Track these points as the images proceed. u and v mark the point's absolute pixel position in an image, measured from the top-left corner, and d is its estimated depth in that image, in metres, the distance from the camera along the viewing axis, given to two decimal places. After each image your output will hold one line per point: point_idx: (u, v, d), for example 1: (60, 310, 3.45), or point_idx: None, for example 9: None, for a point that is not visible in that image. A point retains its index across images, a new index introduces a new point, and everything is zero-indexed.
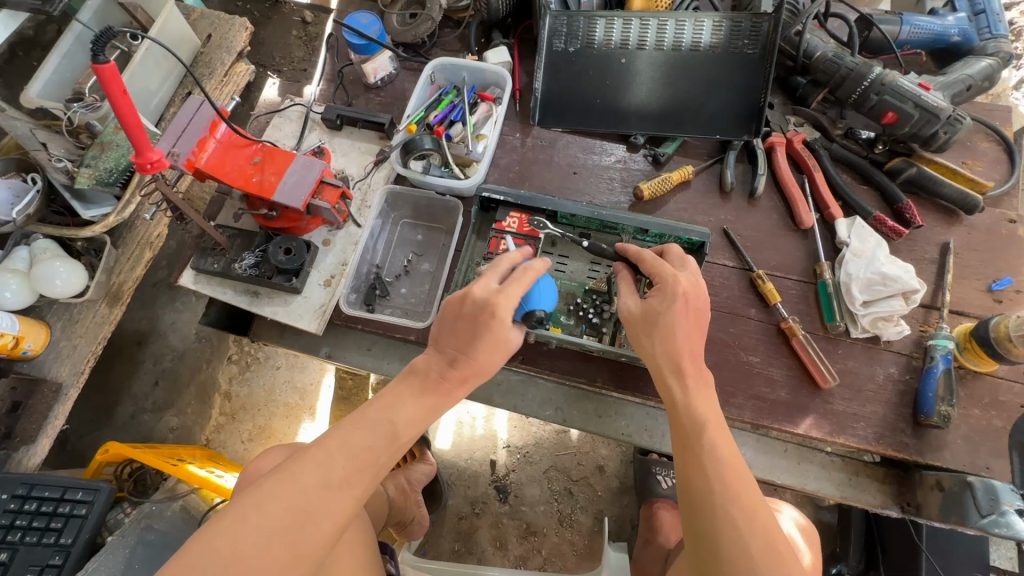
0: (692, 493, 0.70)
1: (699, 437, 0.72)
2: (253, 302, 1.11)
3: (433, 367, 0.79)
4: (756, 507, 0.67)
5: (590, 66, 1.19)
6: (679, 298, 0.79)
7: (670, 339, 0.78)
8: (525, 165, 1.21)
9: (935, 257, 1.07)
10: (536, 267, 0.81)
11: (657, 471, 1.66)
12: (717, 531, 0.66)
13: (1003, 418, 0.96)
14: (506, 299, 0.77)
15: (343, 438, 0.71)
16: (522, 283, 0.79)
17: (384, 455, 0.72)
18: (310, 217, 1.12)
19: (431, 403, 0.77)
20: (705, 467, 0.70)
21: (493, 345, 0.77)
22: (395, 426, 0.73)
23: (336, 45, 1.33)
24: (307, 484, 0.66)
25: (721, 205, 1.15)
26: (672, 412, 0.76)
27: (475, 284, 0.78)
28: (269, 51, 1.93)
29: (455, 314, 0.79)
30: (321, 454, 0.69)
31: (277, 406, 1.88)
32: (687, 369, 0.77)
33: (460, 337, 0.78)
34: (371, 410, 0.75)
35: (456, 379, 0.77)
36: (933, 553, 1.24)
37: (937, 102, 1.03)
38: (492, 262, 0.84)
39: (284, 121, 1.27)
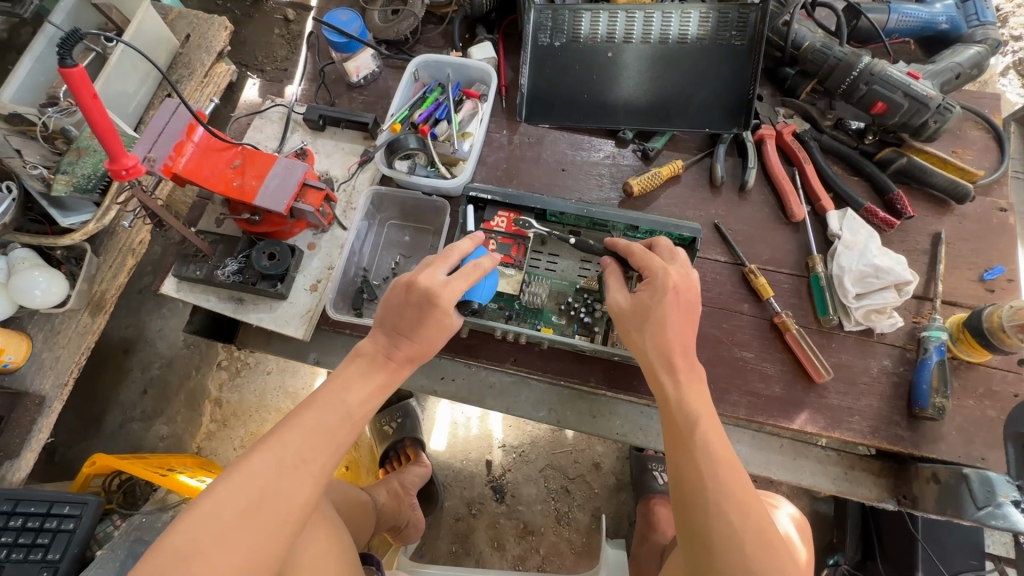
0: (684, 489, 0.68)
1: (691, 433, 0.71)
2: (238, 309, 1.08)
3: (380, 348, 0.78)
4: (750, 504, 0.66)
5: (576, 61, 1.17)
6: (669, 292, 0.78)
7: (661, 333, 0.78)
8: (512, 162, 1.19)
9: (927, 248, 1.06)
10: (485, 264, 0.82)
11: (654, 467, 1.65)
12: (710, 527, 0.65)
13: (997, 408, 0.95)
14: (452, 292, 0.77)
15: (296, 421, 0.69)
16: (470, 276, 0.79)
17: (340, 433, 0.71)
18: (294, 221, 1.09)
19: (380, 381, 0.76)
20: (699, 463, 0.68)
21: (437, 332, 0.78)
22: (347, 404, 0.73)
23: (318, 43, 1.30)
24: (261, 471, 0.65)
25: (711, 200, 1.13)
26: (664, 408, 0.75)
27: (423, 274, 0.78)
28: (250, 50, 1.90)
29: (398, 302, 0.78)
30: (272, 440, 0.67)
31: (269, 412, 1.86)
32: (678, 363, 0.76)
33: (404, 322, 0.77)
34: (324, 391, 0.74)
35: (403, 358, 0.78)
36: (929, 542, 1.24)
37: (926, 91, 1.02)
38: (442, 251, 0.83)
39: (265, 122, 1.24)
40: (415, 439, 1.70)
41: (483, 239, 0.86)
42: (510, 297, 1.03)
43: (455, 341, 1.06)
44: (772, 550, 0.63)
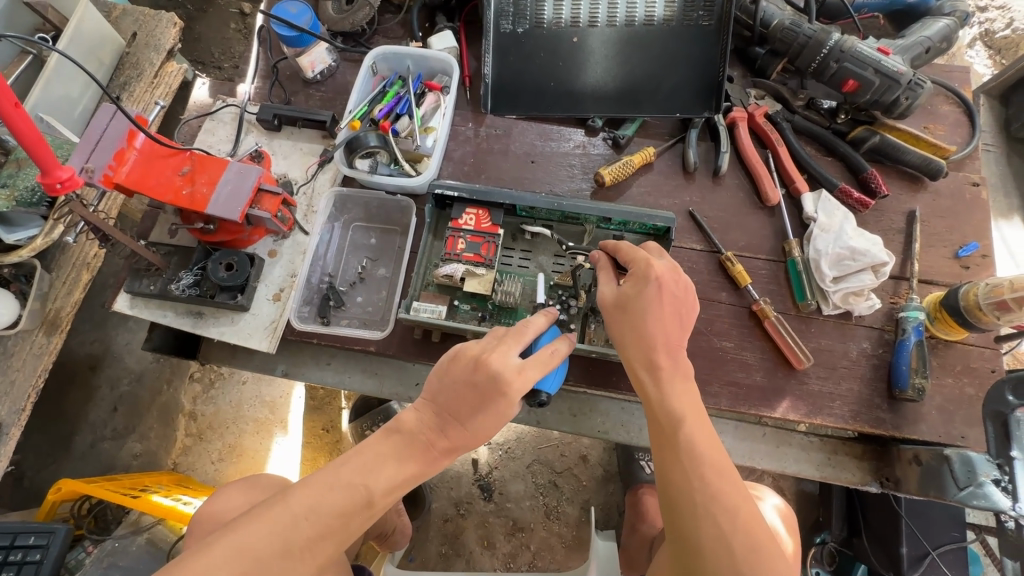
0: (671, 491, 0.67)
1: (675, 433, 0.68)
2: (197, 323, 1.03)
3: (423, 431, 0.73)
4: (739, 507, 0.64)
5: (541, 48, 1.13)
6: (652, 282, 0.77)
7: (640, 326, 0.76)
8: (480, 156, 1.15)
9: (902, 227, 1.05)
10: (561, 349, 0.79)
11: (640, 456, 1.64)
12: (699, 529, 0.63)
13: (975, 385, 0.95)
14: (524, 381, 0.73)
15: (313, 502, 0.65)
16: (544, 363, 0.76)
17: (357, 521, 0.66)
18: (252, 229, 1.03)
19: (411, 470, 0.71)
20: (685, 463, 0.66)
21: (498, 421, 0.74)
22: (371, 493, 0.67)
23: (269, 38, 1.23)
24: (262, 548, 0.61)
25: (685, 186, 1.11)
26: (647, 408, 0.73)
27: (495, 354, 0.74)
28: (205, 46, 1.81)
29: (464, 378, 0.74)
30: (285, 517, 0.63)
31: (246, 423, 1.80)
32: (660, 362, 0.73)
33: (462, 403, 0.73)
34: (349, 466, 0.68)
35: (445, 448, 0.73)
36: (912, 517, 1.25)
37: (897, 67, 1.00)
38: (515, 327, 0.80)
39: (217, 124, 1.17)
40: None
41: (556, 317, 0.83)
42: (482, 297, 1.00)
43: (427, 346, 1.02)
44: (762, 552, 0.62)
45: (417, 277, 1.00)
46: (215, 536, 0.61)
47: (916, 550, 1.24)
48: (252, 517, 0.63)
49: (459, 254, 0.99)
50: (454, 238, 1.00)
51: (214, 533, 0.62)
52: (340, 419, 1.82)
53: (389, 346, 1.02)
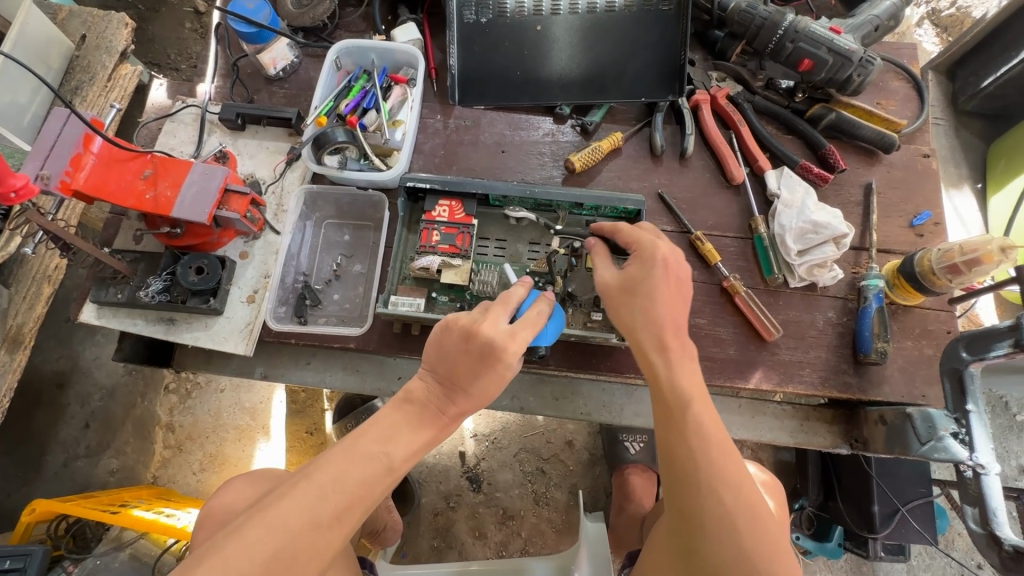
0: (677, 467, 0.67)
1: (684, 414, 0.68)
2: (169, 330, 1.01)
3: (433, 398, 0.75)
4: (744, 486, 0.65)
5: (505, 37, 1.13)
6: (658, 264, 0.77)
7: (649, 306, 0.75)
8: (450, 148, 1.15)
9: (860, 199, 1.09)
10: (545, 306, 0.80)
11: (624, 437, 1.67)
12: (703, 507, 0.64)
13: (933, 345, 1.00)
14: (518, 344, 0.74)
15: (337, 474, 0.65)
16: (533, 325, 0.77)
17: (379, 488, 0.67)
18: (220, 230, 1.01)
19: (427, 436, 0.73)
20: (693, 442, 0.67)
21: (498, 385, 0.75)
22: (392, 459, 0.69)
23: (228, 35, 1.20)
24: (293, 522, 0.61)
25: (653, 169, 1.13)
26: (655, 388, 0.72)
27: (486, 323, 0.74)
28: (161, 47, 1.75)
29: (457, 349, 0.74)
30: (310, 491, 0.63)
31: (227, 431, 1.77)
32: (670, 345, 0.72)
33: (460, 373, 0.74)
34: (365, 438, 0.69)
35: (455, 413, 0.75)
36: (883, 477, 1.32)
37: (849, 45, 1.03)
38: (499, 296, 0.80)
39: (178, 126, 1.14)
40: None
41: (532, 283, 0.84)
42: (460, 287, 1.00)
43: (407, 339, 1.02)
44: (764, 528, 0.63)
45: (393, 270, 1.00)
46: (244, 519, 0.61)
47: (887, 507, 1.31)
48: (276, 497, 0.63)
49: (435, 246, 1.00)
50: (428, 230, 1.00)
51: (242, 518, 0.62)
52: (324, 421, 1.79)
53: (369, 341, 1.02)
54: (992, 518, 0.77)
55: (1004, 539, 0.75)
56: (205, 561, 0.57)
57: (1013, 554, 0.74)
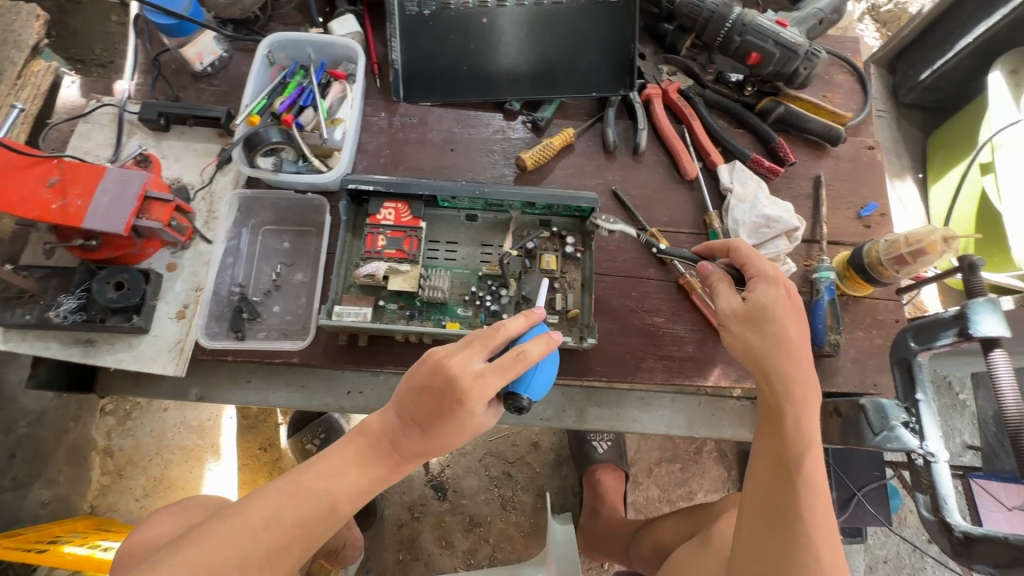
0: (781, 510, 0.71)
1: (798, 463, 0.72)
2: (88, 353, 0.91)
3: (388, 434, 0.69)
4: (834, 539, 0.69)
5: (450, 30, 1.08)
6: (783, 287, 0.79)
7: (783, 341, 0.76)
8: (396, 147, 1.09)
9: (810, 192, 1.10)
10: (531, 353, 0.69)
11: (592, 437, 1.65)
12: (799, 555, 0.68)
13: (883, 335, 1.01)
14: (483, 388, 0.65)
15: (273, 510, 0.64)
16: (512, 369, 0.67)
17: (318, 530, 0.65)
18: (143, 241, 0.92)
19: (376, 475, 0.69)
20: (803, 492, 0.71)
21: (458, 430, 0.67)
22: (333, 498, 0.66)
23: (148, 28, 1.10)
24: (217, 561, 0.61)
25: (606, 166, 1.10)
26: (777, 421, 0.76)
27: (456, 358, 0.66)
28: (83, 42, 1.61)
29: (421, 384, 0.67)
30: (243, 528, 0.63)
31: (172, 452, 1.70)
32: (797, 390, 0.75)
33: (422, 410, 0.67)
34: (312, 472, 0.67)
35: (409, 453, 0.69)
36: (838, 464, 1.35)
37: (794, 38, 1.04)
38: (484, 329, 0.72)
39: (92, 127, 1.04)
40: None
41: (534, 319, 0.76)
42: (410, 294, 0.95)
43: (355, 351, 0.96)
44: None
45: (337, 279, 0.94)
46: (178, 545, 0.63)
47: (843, 493, 1.34)
48: (207, 530, 0.63)
49: (380, 252, 0.95)
50: (373, 235, 0.95)
51: (173, 546, 0.63)
52: (278, 435, 1.73)
53: (313, 355, 0.95)
54: (942, 505, 0.77)
55: (954, 526, 0.76)
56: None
57: (962, 540, 0.75)
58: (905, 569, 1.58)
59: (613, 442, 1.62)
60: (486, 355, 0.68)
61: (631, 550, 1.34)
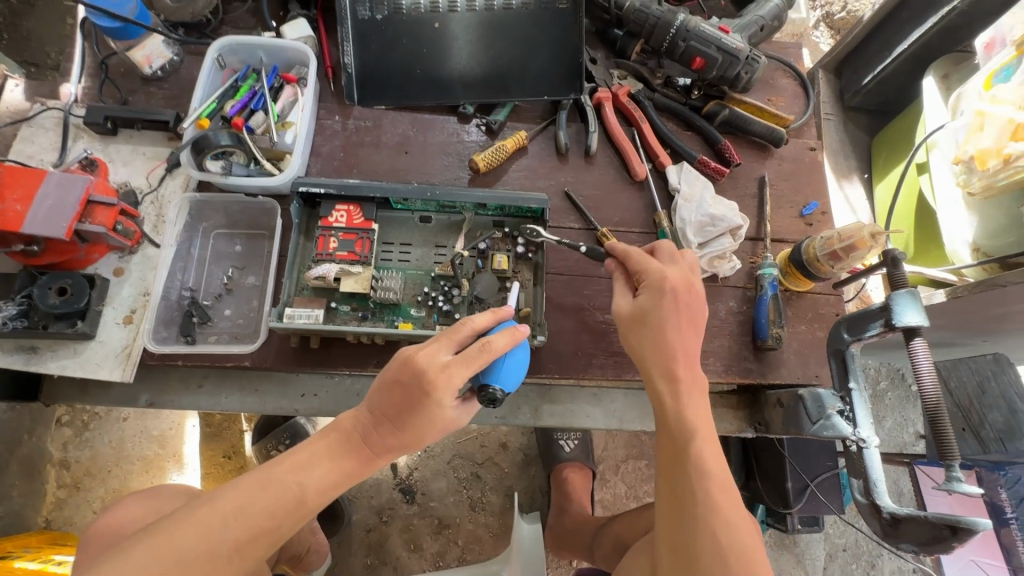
0: (680, 496, 0.74)
1: (686, 448, 0.75)
2: (31, 360, 0.90)
3: (360, 428, 0.69)
4: (736, 521, 0.71)
5: (403, 35, 1.09)
6: (668, 293, 0.81)
7: (660, 335, 0.80)
8: (350, 150, 1.10)
9: (755, 191, 1.14)
10: (497, 344, 0.68)
11: (559, 436, 1.67)
12: (698, 539, 0.70)
13: (824, 328, 1.06)
14: (450, 379, 0.65)
15: (242, 502, 0.61)
16: (479, 361, 0.68)
17: (287, 523, 0.63)
18: (88, 246, 0.91)
19: (347, 469, 0.68)
20: (693, 477, 0.73)
21: (427, 422, 0.67)
22: (303, 492, 0.64)
23: (96, 31, 1.10)
24: (182, 552, 0.58)
25: (559, 168, 1.13)
26: (661, 411, 0.79)
27: (423, 351, 0.66)
28: (37, 44, 1.58)
29: (392, 377, 0.67)
30: (211, 519, 0.60)
31: (133, 462, 1.66)
32: (678, 374, 0.79)
33: (393, 404, 0.67)
34: (283, 465, 0.65)
35: (380, 447, 0.69)
36: (793, 455, 1.39)
37: (735, 44, 1.08)
38: (452, 325, 0.72)
39: (37, 131, 1.02)
40: None
41: (503, 314, 0.76)
42: (362, 296, 0.96)
43: (307, 353, 0.95)
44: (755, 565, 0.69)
45: (288, 281, 0.94)
46: (138, 537, 0.59)
47: (798, 483, 1.38)
48: (174, 520, 0.60)
49: (332, 254, 0.95)
50: (324, 237, 0.95)
51: (132, 537, 0.59)
52: (242, 443, 1.71)
53: (266, 357, 0.95)
54: (873, 488, 0.81)
55: (882, 507, 0.79)
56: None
57: (890, 521, 0.78)
58: (864, 558, 1.63)
59: (579, 440, 1.64)
60: (454, 348, 0.69)
61: (595, 548, 1.35)
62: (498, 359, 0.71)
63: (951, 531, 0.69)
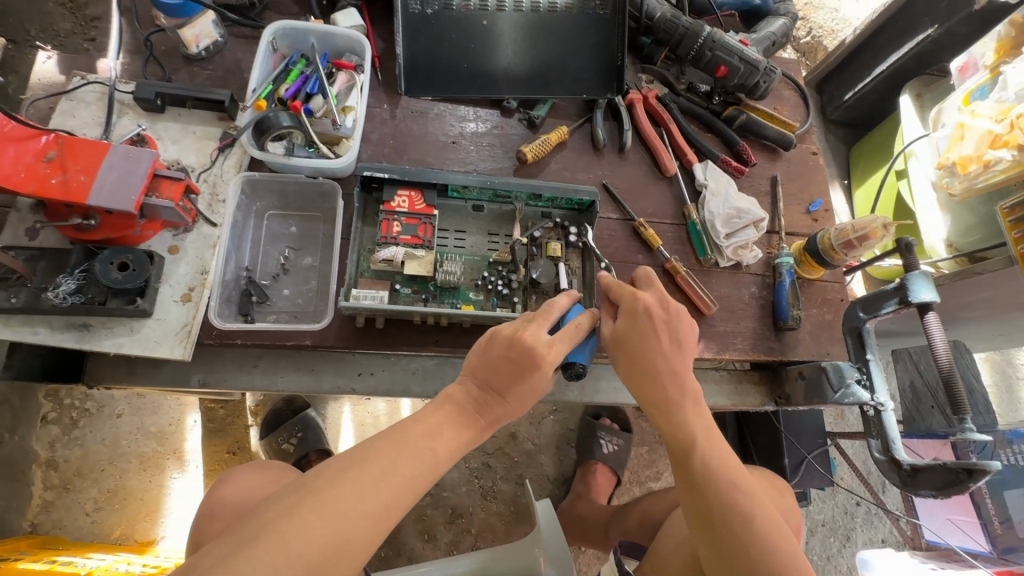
0: (696, 499, 0.81)
1: (689, 456, 0.83)
2: (84, 339, 0.86)
3: (470, 401, 0.81)
4: (754, 514, 0.78)
5: (452, 29, 1.13)
6: (643, 317, 0.88)
7: (645, 361, 0.87)
8: (399, 138, 1.14)
9: (768, 189, 1.26)
10: (584, 324, 0.86)
11: (603, 437, 1.73)
12: (721, 530, 0.78)
13: (832, 312, 1.18)
14: (556, 354, 0.81)
15: (387, 464, 0.70)
16: (572, 338, 0.84)
17: (424, 483, 0.72)
18: (145, 222, 0.89)
19: (465, 436, 0.79)
20: (699, 480, 0.81)
21: (532, 389, 0.82)
22: (437, 456, 0.74)
23: (134, 7, 1.08)
24: (347, 507, 0.65)
25: (596, 162, 1.21)
26: (661, 428, 0.87)
27: (528, 332, 0.81)
28: (19, 21, 1.38)
29: (500, 355, 0.81)
30: (365, 478, 0.68)
31: (129, 460, 1.59)
32: (666, 393, 0.86)
33: (502, 376, 0.81)
34: (414, 433, 0.75)
35: (489, 415, 0.81)
36: (788, 431, 1.53)
37: (755, 55, 1.20)
38: (541, 308, 0.87)
39: (77, 105, 0.99)
40: (322, 451, 1.58)
41: (578, 295, 0.90)
42: (423, 279, 0.99)
43: (370, 333, 0.97)
44: (771, 535, 0.77)
45: (352, 263, 0.97)
46: (296, 500, 0.64)
47: (795, 458, 1.52)
48: (330, 480, 0.67)
49: (395, 238, 0.98)
50: (389, 221, 0.98)
51: (288, 498, 0.65)
52: (248, 438, 1.67)
53: (328, 337, 0.96)
54: (891, 446, 0.93)
55: (902, 461, 0.91)
56: (262, 539, 0.60)
57: (909, 472, 0.90)
58: (840, 530, 1.73)
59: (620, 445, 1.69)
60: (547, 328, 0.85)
61: (612, 529, 1.43)
62: (582, 337, 0.87)
63: (966, 473, 0.81)
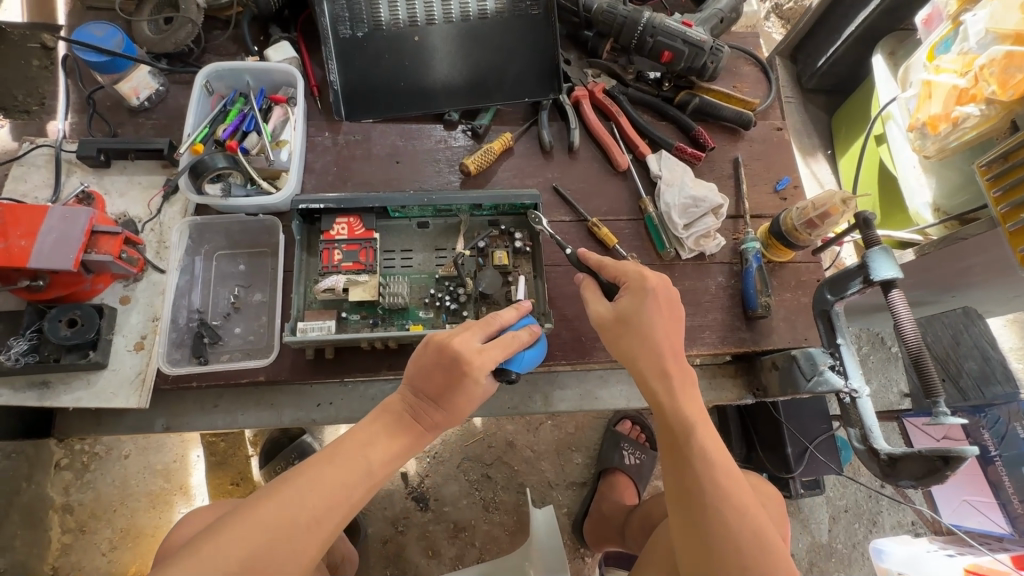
0: (691, 488, 0.76)
1: (688, 440, 0.78)
2: (44, 396, 0.90)
3: (408, 408, 0.80)
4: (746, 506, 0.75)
5: (384, 50, 1.13)
6: (649, 294, 0.84)
7: (649, 342, 0.83)
8: (343, 164, 1.14)
9: (730, 172, 1.21)
10: (521, 336, 0.82)
11: (625, 446, 1.72)
12: (710, 526, 0.74)
13: (808, 294, 1.12)
14: (484, 361, 0.78)
15: (316, 476, 0.70)
16: (506, 346, 0.81)
17: (358, 491, 0.72)
18: (93, 276, 0.91)
19: (403, 442, 0.78)
20: (695, 464, 0.77)
21: (467, 398, 0.80)
22: (370, 463, 0.73)
23: (78, 67, 1.11)
24: (270, 525, 0.65)
25: (545, 165, 1.18)
26: (657, 410, 0.82)
27: (458, 338, 0.78)
28: None
29: (430, 362, 0.79)
30: (292, 492, 0.68)
31: (139, 499, 1.65)
32: (670, 371, 0.82)
33: (434, 383, 0.79)
34: (347, 444, 0.75)
35: (428, 422, 0.80)
36: (789, 420, 1.45)
37: (700, 36, 1.14)
38: (482, 319, 0.85)
39: (28, 169, 1.03)
40: None
41: (526, 308, 0.88)
42: (371, 303, 0.99)
43: (323, 364, 0.98)
44: (751, 531, 0.73)
45: (298, 296, 0.98)
46: (229, 517, 0.66)
47: (797, 447, 1.45)
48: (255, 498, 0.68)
49: (337, 266, 0.98)
50: (329, 250, 0.98)
51: (219, 520, 0.66)
52: (250, 468, 1.73)
53: (281, 371, 0.97)
54: (869, 435, 0.87)
55: (880, 450, 0.85)
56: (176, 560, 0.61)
57: (889, 462, 0.84)
58: (865, 516, 1.64)
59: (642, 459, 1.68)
60: (484, 337, 0.81)
61: (626, 530, 1.44)
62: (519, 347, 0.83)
63: (943, 461, 0.75)
